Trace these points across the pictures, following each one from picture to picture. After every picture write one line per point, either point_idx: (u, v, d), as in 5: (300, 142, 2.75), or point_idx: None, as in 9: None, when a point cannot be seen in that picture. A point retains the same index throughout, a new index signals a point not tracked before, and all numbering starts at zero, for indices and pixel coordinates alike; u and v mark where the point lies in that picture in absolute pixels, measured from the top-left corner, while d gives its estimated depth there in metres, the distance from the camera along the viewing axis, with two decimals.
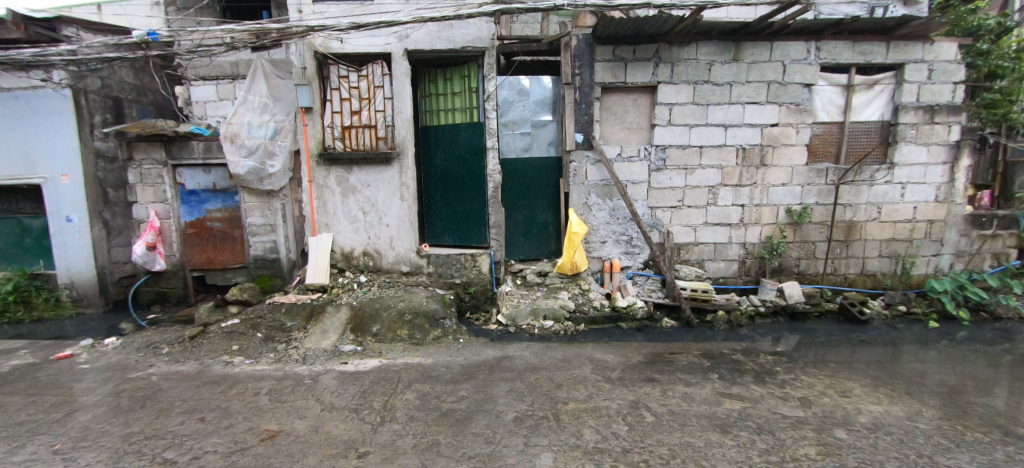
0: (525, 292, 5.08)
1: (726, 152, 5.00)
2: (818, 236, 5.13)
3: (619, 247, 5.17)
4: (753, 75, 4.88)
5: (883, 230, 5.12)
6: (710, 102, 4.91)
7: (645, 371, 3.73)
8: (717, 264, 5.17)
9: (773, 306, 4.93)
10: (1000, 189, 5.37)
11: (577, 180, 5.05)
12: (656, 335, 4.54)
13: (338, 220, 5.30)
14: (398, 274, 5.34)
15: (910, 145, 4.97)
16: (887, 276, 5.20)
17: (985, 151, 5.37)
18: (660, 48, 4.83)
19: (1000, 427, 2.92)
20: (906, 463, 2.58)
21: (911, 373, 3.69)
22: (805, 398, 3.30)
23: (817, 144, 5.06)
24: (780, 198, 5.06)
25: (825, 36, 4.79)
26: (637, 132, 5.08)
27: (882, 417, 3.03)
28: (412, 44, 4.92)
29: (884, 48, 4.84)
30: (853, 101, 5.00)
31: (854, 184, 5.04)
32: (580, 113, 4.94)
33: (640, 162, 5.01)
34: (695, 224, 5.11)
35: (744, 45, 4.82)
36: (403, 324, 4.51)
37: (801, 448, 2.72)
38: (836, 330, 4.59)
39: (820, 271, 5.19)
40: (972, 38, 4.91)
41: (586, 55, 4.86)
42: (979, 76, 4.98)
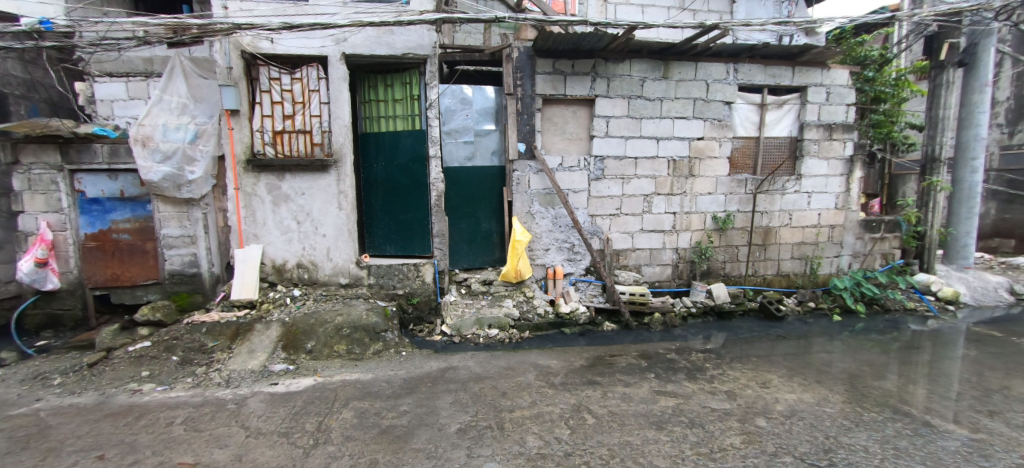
0: (470, 301, 5.05)
1: (658, 163, 5.32)
2: (740, 241, 5.58)
3: (561, 254, 5.28)
4: (681, 92, 5.25)
5: (794, 234, 5.69)
6: (643, 116, 5.22)
7: (587, 375, 3.83)
8: (653, 268, 5.46)
9: (703, 306, 5.27)
10: (887, 197, 6.49)
11: (520, 188, 5.14)
12: (598, 338, 4.70)
13: (269, 230, 4.97)
14: (336, 287, 5.08)
15: (813, 159, 5.59)
16: (799, 276, 5.77)
17: (876, 165, 6.40)
18: (597, 64, 5.07)
19: (890, 406, 3.33)
20: (816, 444, 2.86)
21: (819, 363, 4.10)
22: (731, 390, 3.56)
23: (736, 156, 5.53)
24: (707, 206, 5.46)
25: (741, 59, 5.28)
26: (576, 142, 5.26)
27: (795, 404, 3.34)
28: (349, 48, 4.76)
29: (790, 72, 5.41)
30: (766, 118, 5.53)
31: (769, 193, 5.56)
32: (522, 123, 5.05)
33: (580, 171, 5.19)
34: (632, 231, 5.37)
35: (672, 64, 5.18)
36: (341, 338, 4.30)
37: (727, 437, 2.92)
38: (756, 327, 5.01)
39: (743, 273, 5.65)
40: (861, 66, 5.61)
41: (527, 67, 4.98)
42: (867, 99, 5.71)
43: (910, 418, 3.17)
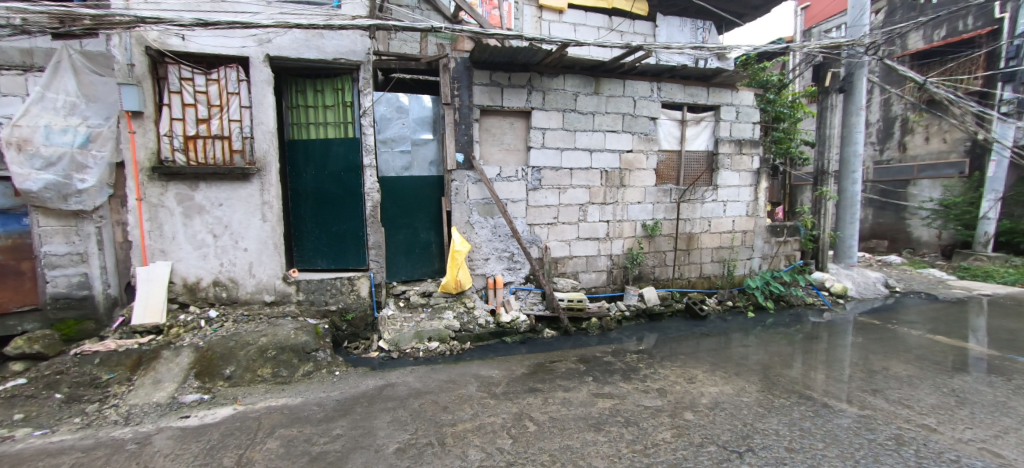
0: (409, 315, 4.88)
1: (592, 174, 5.57)
2: (667, 247, 5.99)
3: (501, 263, 5.32)
4: (611, 107, 5.56)
5: (713, 239, 6.21)
6: (577, 128, 5.45)
7: (529, 382, 3.87)
8: (590, 275, 5.68)
9: (636, 309, 5.56)
10: (789, 205, 7.27)
11: (459, 198, 5.11)
12: (538, 346, 4.76)
13: (179, 245, 4.50)
14: (260, 305, 4.69)
15: (727, 171, 6.16)
16: (718, 278, 6.30)
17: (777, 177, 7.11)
18: (532, 77, 5.22)
19: (797, 392, 3.72)
20: (736, 431, 3.11)
21: (737, 356, 4.49)
22: (662, 388, 3.78)
23: (662, 168, 5.95)
24: (636, 214, 5.81)
25: (663, 78, 5.72)
26: (514, 153, 5.36)
27: (718, 396, 3.63)
28: (274, 50, 4.48)
29: (706, 92, 5.94)
30: (686, 133, 6.02)
31: (690, 202, 6.04)
32: (460, 133, 5.05)
33: (518, 181, 5.28)
34: (569, 239, 5.55)
35: (603, 80, 5.48)
36: (266, 361, 3.95)
37: (659, 433, 3.09)
38: (684, 326, 5.38)
39: (670, 276, 6.05)
40: (763, 89, 6.35)
41: (464, 78, 5.01)
42: (770, 118, 6.44)
43: (812, 402, 3.56)
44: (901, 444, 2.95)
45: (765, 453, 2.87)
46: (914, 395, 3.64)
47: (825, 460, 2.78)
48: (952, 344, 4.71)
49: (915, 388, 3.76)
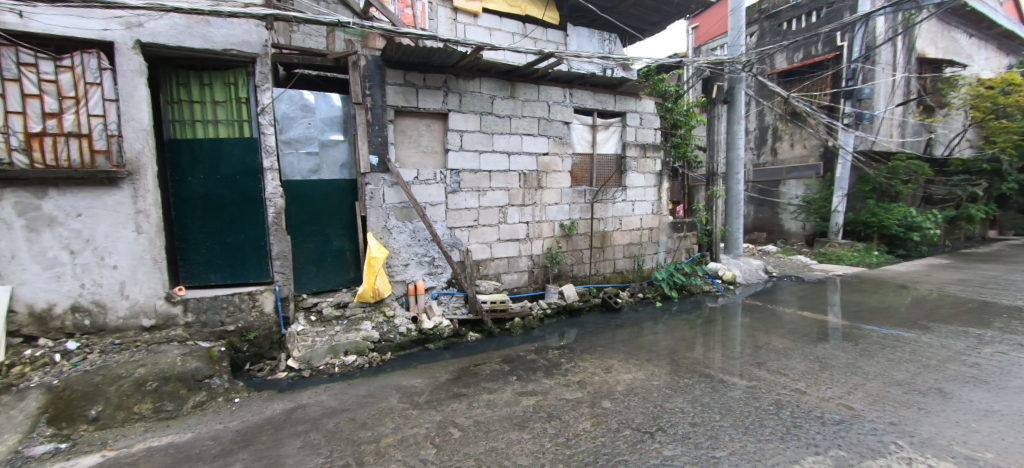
0: (322, 329, 4.52)
1: (511, 176, 5.66)
2: (583, 245, 6.29)
3: (421, 269, 5.16)
4: (527, 111, 5.71)
5: (624, 236, 6.67)
6: (494, 131, 5.49)
7: (453, 388, 3.79)
8: (512, 276, 5.76)
9: (557, 306, 5.74)
10: (688, 204, 8.00)
11: (374, 202, 4.87)
12: (462, 349, 4.65)
13: (22, 266, 3.69)
14: (137, 332, 4.01)
15: (634, 173, 6.66)
16: (630, 272, 6.77)
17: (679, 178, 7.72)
18: (448, 79, 5.17)
19: (698, 371, 4.13)
20: (648, 413, 3.34)
21: (648, 344, 4.86)
22: (581, 380, 3.95)
23: (576, 171, 6.24)
24: (554, 215, 6.02)
25: (575, 85, 6.01)
26: (432, 155, 5.24)
27: (632, 383, 3.88)
28: (147, 35, 3.89)
29: (613, 100, 6.37)
30: (597, 137, 6.38)
31: (602, 202, 6.40)
32: (373, 134, 4.82)
33: (436, 184, 5.18)
34: (490, 241, 5.57)
35: (518, 85, 5.61)
36: (144, 396, 3.36)
37: (580, 423, 3.21)
38: (601, 319, 5.70)
39: (587, 273, 6.37)
40: (663, 98, 6.97)
41: (376, 77, 4.80)
42: (669, 125, 7.10)
43: (710, 379, 3.96)
44: (780, 408, 3.39)
45: (672, 430, 3.11)
46: (789, 365, 4.22)
47: (721, 429, 3.09)
48: (814, 319, 5.55)
49: (790, 358, 4.36)
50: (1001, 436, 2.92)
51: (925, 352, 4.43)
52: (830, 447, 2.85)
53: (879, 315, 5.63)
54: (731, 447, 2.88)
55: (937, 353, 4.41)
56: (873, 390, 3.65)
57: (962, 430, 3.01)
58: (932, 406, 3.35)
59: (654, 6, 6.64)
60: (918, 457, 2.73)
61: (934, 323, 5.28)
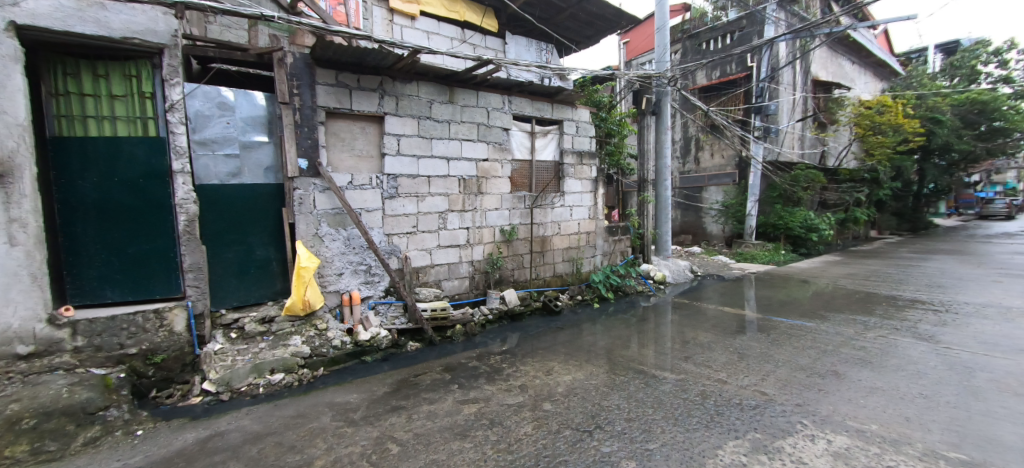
0: (244, 346, 4.14)
1: (450, 181, 5.57)
2: (523, 250, 6.33)
3: (357, 278, 4.91)
4: (465, 117, 5.67)
5: (563, 240, 6.81)
6: (433, 136, 5.39)
7: (391, 401, 3.62)
8: (452, 282, 5.66)
9: (499, 312, 5.70)
10: (622, 209, 8.33)
11: (303, 209, 4.56)
12: (402, 360, 4.46)
13: None
14: (8, 361, 3.30)
15: (572, 179, 6.84)
16: (569, 276, 6.93)
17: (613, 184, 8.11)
18: (384, 81, 5.00)
19: (633, 368, 4.28)
20: (587, 412, 3.39)
21: (587, 344, 4.97)
22: (523, 384, 3.94)
23: (516, 176, 6.29)
24: (495, 220, 6.00)
25: (513, 92, 6.07)
26: (367, 160, 5.02)
27: (572, 383, 3.93)
28: (25, 16, 3.34)
29: (550, 108, 6.51)
30: (536, 144, 6.47)
31: (541, 207, 6.50)
32: (302, 136, 4.53)
33: (372, 189, 4.96)
34: (430, 247, 5.43)
35: (456, 90, 5.56)
36: (18, 436, 2.83)
37: (521, 427, 3.19)
38: (542, 322, 5.76)
39: (528, 277, 6.41)
40: (597, 107, 7.24)
41: (305, 76, 4.54)
42: (603, 133, 7.38)
43: (643, 375, 4.12)
44: (705, 398, 3.60)
45: (610, 426, 3.18)
46: (712, 357, 4.51)
47: (654, 422, 3.22)
48: (734, 313, 5.99)
49: (714, 351, 4.66)
50: (884, 409, 3.31)
51: (824, 339, 4.94)
52: (748, 431, 3.05)
53: (788, 308, 6.20)
54: (663, 439, 2.99)
55: (833, 339, 4.93)
56: (783, 375, 3.99)
57: (854, 407, 3.37)
58: (831, 387, 3.72)
59: (588, 20, 6.89)
60: (821, 434, 3.00)
61: (831, 313, 5.91)
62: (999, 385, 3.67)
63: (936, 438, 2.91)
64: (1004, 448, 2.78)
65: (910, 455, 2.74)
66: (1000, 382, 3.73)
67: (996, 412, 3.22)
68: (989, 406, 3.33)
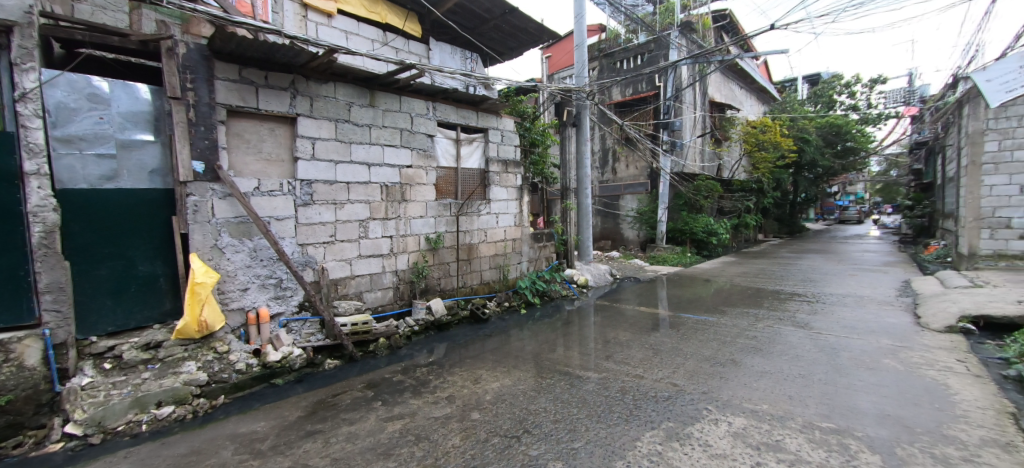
0: (122, 378, 3.56)
1: (371, 188, 5.30)
2: (449, 258, 6.21)
3: (265, 293, 4.47)
4: (387, 121, 5.46)
5: (490, 248, 6.79)
6: (352, 140, 5.10)
7: (305, 426, 3.31)
8: (375, 294, 5.36)
9: (425, 322, 5.50)
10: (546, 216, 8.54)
11: (199, 217, 4.07)
12: (318, 380, 4.11)
13: None
14: None
15: (497, 187, 6.86)
16: (496, 283, 6.91)
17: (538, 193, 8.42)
18: (296, 80, 4.66)
19: (559, 370, 4.35)
20: (515, 418, 3.36)
21: (515, 350, 4.97)
22: (450, 395, 3.81)
23: (441, 183, 6.16)
24: (420, 228, 5.82)
25: (437, 99, 5.98)
26: (277, 164, 4.61)
27: (500, 390, 3.88)
28: None
29: (475, 116, 6.51)
30: (461, 151, 6.41)
31: (467, 215, 6.44)
32: (197, 136, 4.05)
33: (282, 196, 4.56)
34: (350, 258, 5.11)
35: (377, 93, 5.34)
36: None
37: (449, 440, 3.07)
38: (469, 331, 5.66)
39: (455, 286, 6.29)
40: (521, 117, 7.39)
41: (201, 69, 4.08)
42: (527, 143, 7.54)
43: (567, 376, 4.19)
44: (625, 393, 3.74)
45: (538, 430, 3.17)
46: (630, 354, 4.73)
47: (578, 421, 3.26)
48: (648, 313, 6.35)
49: (631, 348, 4.89)
50: (775, 390, 3.67)
51: (724, 331, 5.42)
52: (663, 421, 3.22)
53: (695, 305, 6.73)
54: (587, 437, 3.04)
55: (732, 330, 5.42)
56: (691, 366, 4.29)
57: (749, 390, 3.69)
58: (730, 374, 4.06)
59: (511, 32, 6.99)
60: (722, 417, 3.24)
61: (729, 307, 6.52)
62: (856, 361, 4.26)
63: (812, 411, 3.28)
64: (862, 414, 3.20)
65: (794, 428, 3.04)
66: (858, 359, 4.33)
67: (856, 385, 3.72)
68: (852, 379, 3.84)
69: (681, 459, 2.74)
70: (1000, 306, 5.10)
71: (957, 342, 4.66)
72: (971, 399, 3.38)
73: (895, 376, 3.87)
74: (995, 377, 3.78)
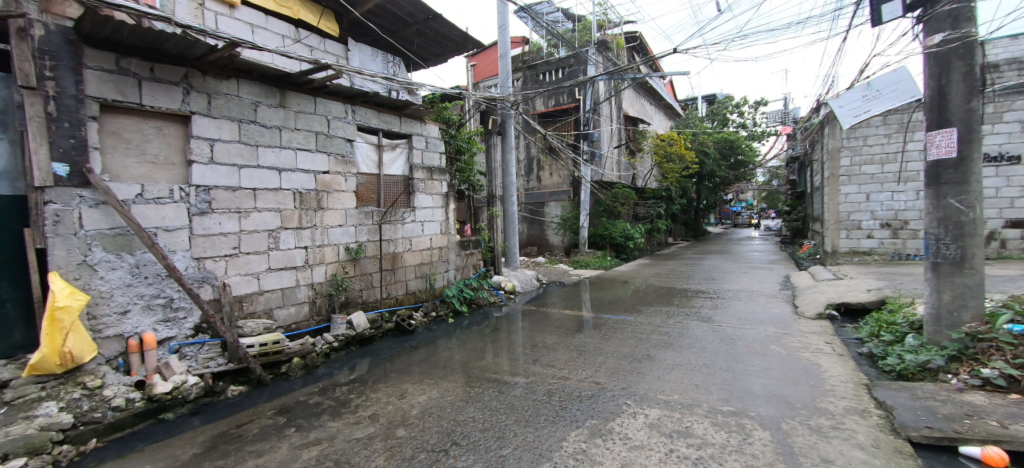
0: None
1: (282, 195, 4.93)
2: (372, 268, 5.95)
3: (151, 315, 3.96)
4: (300, 124, 5.14)
5: (415, 257, 6.62)
6: (258, 144, 4.72)
7: (202, 464, 2.95)
8: (287, 310, 4.97)
9: (345, 338, 5.21)
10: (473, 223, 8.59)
11: (61, 229, 3.50)
12: (219, 410, 3.71)
13: None
14: None
15: (422, 194, 6.73)
16: (422, 292, 6.75)
17: (465, 201, 8.43)
18: (190, 74, 4.22)
19: (487, 378, 4.34)
20: (443, 430, 3.29)
21: (443, 361, 4.87)
22: (373, 413, 3.63)
23: (362, 190, 5.91)
24: (339, 238, 5.51)
25: (357, 102, 5.76)
26: (166, 167, 4.12)
27: (427, 404, 3.78)
28: None
29: (398, 121, 6.36)
30: (384, 158, 6.21)
31: (391, 223, 6.23)
32: (59, 133, 3.50)
33: (173, 204, 4.08)
34: (258, 271, 4.70)
35: (288, 93, 5.02)
36: None
37: (372, 461, 2.92)
38: (394, 344, 5.46)
39: (378, 297, 6.04)
40: (446, 124, 7.35)
41: (66, 56, 3.54)
42: (453, 150, 7.50)
43: (496, 383, 4.20)
44: (551, 395, 3.83)
45: (467, 441, 3.12)
46: (556, 356, 4.85)
47: (507, 427, 3.28)
48: (573, 315, 6.59)
49: (557, 351, 5.03)
50: (685, 380, 3.98)
51: (641, 329, 5.78)
52: (586, 419, 3.34)
53: (615, 305, 7.10)
54: (515, 443, 3.06)
55: (648, 327, 5.79)
56: (611, 364, 4.51)
57: (662, 382, 3.96)
58: (646, 369, 4.32)
59: (435, 39, 6.94)
60: (640, 410, 3.44)
61: (645, 306, 6.97)
62: (749, 349, 4.76)
63: (715, 397, 3.60)
64: (755, 395, 3.57)
65: (700, 414, 3.31)
66: (750, 346, 4.84)
67: (749, 369, 4.15)
68: (746, 365, 4.28)
69: (604, 454, 2.86)
70: (855, 294, 6.01)
71: (825, 326, 5.40)
72: (837, 374, 3.92)
73: (780, 360, 4.38)
74: (853, 355, 4.42)
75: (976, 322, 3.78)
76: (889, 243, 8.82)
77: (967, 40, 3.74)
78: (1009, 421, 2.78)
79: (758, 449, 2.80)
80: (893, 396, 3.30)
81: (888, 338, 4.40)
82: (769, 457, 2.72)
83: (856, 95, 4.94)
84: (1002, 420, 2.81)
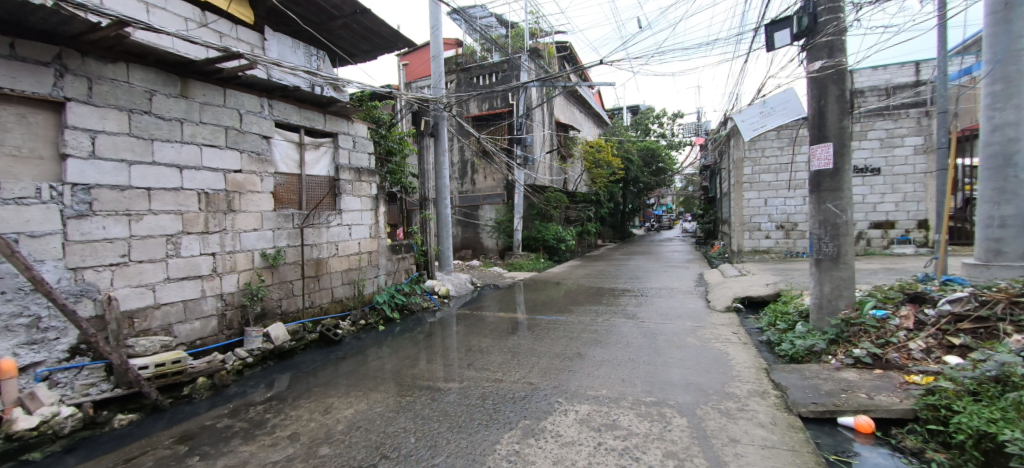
0: None
1: (184, 196, 4.44)
2: (293, 275, 5.55)
3: (11, 337, 3.37)
4: (207, 117, 4.67)
5: (341, 262, 6.27)
6: (154, 138, 4.22)
7: None
8: (190, 325, 4.47)
9: (261, 352, 4.79)
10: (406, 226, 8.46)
11: None
12: (103, 442, 3.24)
13: None
14: None
15: (350, 196, 6.40)
16: (349, 299, 6.41)
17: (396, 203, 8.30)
18: (65, 54, 3.66)
19: (418, 386, 4.21)
20: (371, 444, 3.12)
21: (372, 371, 4.65)
22: (293, 433, 3.36)
23: (281, 191, 5.51)
24: (253, 243, 5.08)
25: (274, 96, 5.36)
26: (31, 162, 3.53)
27: (353, 417, 3.58)
28: None
29: (322, 119, 6.02)
30: (306, 158, 5.84)
31: (315, 227, 5.86)
32: None
33: (41, 206, 3.50)
34: (154, 282, 4.19)
35: (192, 83, 4.54)
36: None
37: None
38: (318, 355, 5.12)
39: (299, 307, 5.64)
40: (376, 124, 7.11)
41: None
42: (383, 151, 7.25)
43: (428, 391, 4.07)
44: (485, 399, 3.79)
45: (397, 453, 2.99)
46: (490, 359, 4.83)
47: (439, 435, 3.19)
48: (507, 317, 6.60)
49: (491, 354, 5.00)
50: (612, 375, 4.13)
51: (572, 328, 5.93)
52: (520, 420, 3.34)
53: (547, 306, 7.24)
54: (448, 450, 2.98)
55: (579, 326, 5.97)
56: (543, 364, 4.58)
57: (591, 378, 4.08)
58: (577, 366, 4.43)
59: (362, 34, 6.65)
60: (571, 406, 3.51)
61: (576, 306, 7.17)
62: (669, 342, 5.06)
63: (639, 389, 3.77)
64: (674, 385, 3.79)
65: (626, 406, 3.45)
66: (671, 340, 5.15)
67: (669, 362, 4.41)
68: (666, 358, 4.54)
69: (536, 453, 2.87)
70: (757, 288, 6.64)
71: (733, 318, 5.91)
72: (741, 361, 4.29)
73: (696, 351, 4.70)
74: (755, 343, 4.87)
75: (850, 309, 4.32)
76: (783, 242, 9.88)
77: (839, 68, 4.28)
78: (875, 393, 3.18)
79: (677, 436, 2.96)
80: (787, 378, 3.67)
81: (782, 326, 4.89)
82: (686, 441, 2.88)
83: (754, 111, 5.47)
84: (870, 392, 3.21)
